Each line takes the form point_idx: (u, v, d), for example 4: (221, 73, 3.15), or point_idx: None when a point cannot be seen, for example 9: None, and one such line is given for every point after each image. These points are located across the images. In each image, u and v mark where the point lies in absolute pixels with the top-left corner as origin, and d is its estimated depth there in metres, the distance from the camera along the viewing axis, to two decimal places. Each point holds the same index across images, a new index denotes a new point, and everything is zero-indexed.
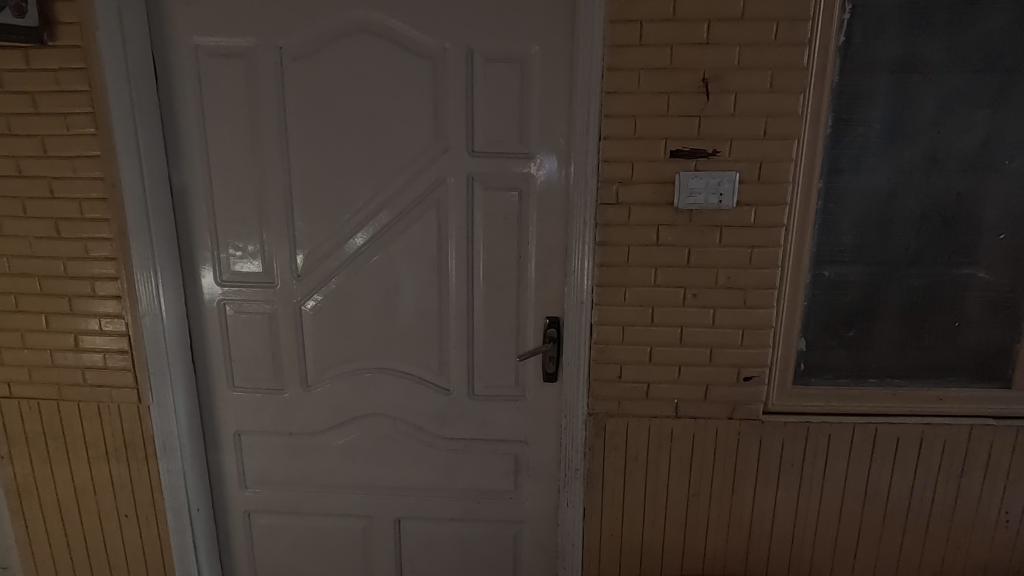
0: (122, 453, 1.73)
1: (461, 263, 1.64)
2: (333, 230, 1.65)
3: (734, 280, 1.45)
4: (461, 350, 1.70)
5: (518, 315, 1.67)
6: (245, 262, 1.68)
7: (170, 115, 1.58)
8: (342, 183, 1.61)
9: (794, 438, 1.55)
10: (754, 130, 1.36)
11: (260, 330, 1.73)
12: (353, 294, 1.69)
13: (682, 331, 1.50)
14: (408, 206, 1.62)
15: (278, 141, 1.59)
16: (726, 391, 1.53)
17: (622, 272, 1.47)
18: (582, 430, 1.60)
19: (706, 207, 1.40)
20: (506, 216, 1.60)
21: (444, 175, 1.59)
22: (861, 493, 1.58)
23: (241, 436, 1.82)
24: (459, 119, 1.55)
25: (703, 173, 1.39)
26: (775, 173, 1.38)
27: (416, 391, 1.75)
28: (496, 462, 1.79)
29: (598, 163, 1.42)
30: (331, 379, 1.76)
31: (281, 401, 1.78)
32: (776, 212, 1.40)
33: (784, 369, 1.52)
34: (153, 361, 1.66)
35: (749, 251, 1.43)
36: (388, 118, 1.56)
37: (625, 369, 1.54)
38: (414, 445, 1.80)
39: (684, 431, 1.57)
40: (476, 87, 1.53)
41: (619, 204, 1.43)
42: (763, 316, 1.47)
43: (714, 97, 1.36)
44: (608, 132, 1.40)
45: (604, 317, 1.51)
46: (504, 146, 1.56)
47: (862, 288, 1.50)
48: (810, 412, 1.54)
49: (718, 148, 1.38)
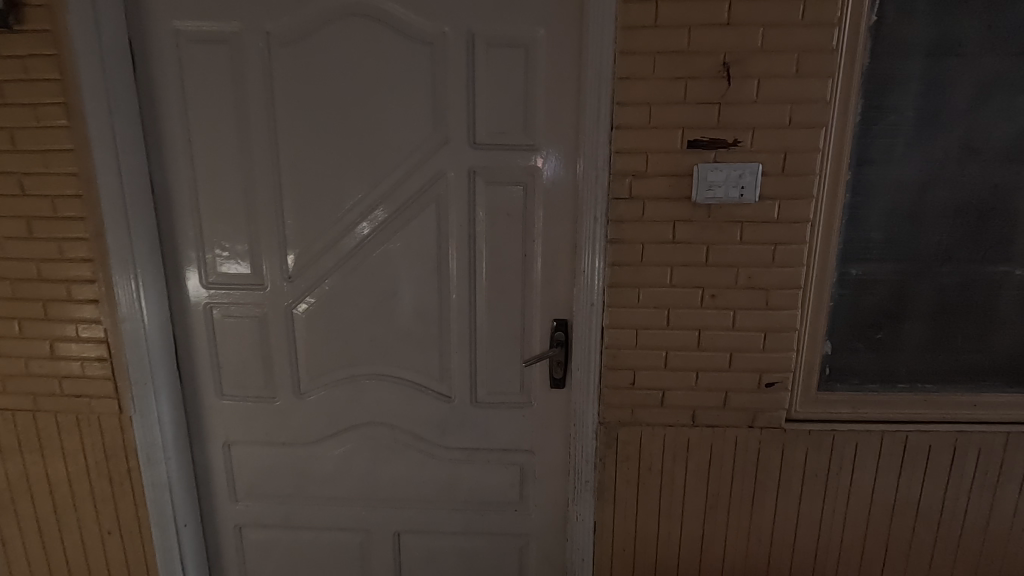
0: (103, 466, 1.63)
1: (462, 263, 1.54)
2: (326, 229, 1.55)
3: (755, 280, 1.36)
4: (463, 355, 1.61)
5: (523, 317, 1.57)
6: (232, 262, 1.58)
7: (150, 106, 1.48)
8: (334, 178, 1.51)
9: (819, 446, 1.46)
10: (779, 118, 1.26)
11: (249, 335, 1.63)
12: (348, 296, 1.59)
13: (699, 334, 1.40)
14: (406, 201, 1.52)
15: (267, 135, 1.49)
16: (746, 397, 1.43)
17: (635, 272, 1.38)
18: (592, 439, 1.50)
19: (726, 201, 1.30)
20: (510, 213, 1.50)
21: (443, 169, 1.49)
22: (889, 505, 1.49)
23: (231, 447, 1.72)
24: (459, 109, 1.44)
25: (723, 164, 1.29)
26: (800, 164, 1.28)
27: (415, 398, 1.65)
28: (500, 472, 1.70)
29: (610, 154, 1.32)
30: (325, 386, 1.66)
31: (273, 410, 1.68)
32: (801, 206, 1.31)
33: (808, 374, 1.42)
34: (135, 369, 1.55)
35: (772, 248, 1.34)
36: (384, 109, 1.46)
37: (638, 375, 1.44)
38: (414, 455, 1.70)
39: (701, 440, 1.47)
40: (477, 74, 1.43)
41: (632, 199, 1.34)
42: (786, 318, 1.37)
43: (735, 82, 1.26)
44: (620, 121, 1.30)
45: (616, 319, 1.41)
46: (508, 138, 1.46)
47: (891, 288, 1.40)
48: (835, 420, 1.45)
49: (739, 137, 1.28)
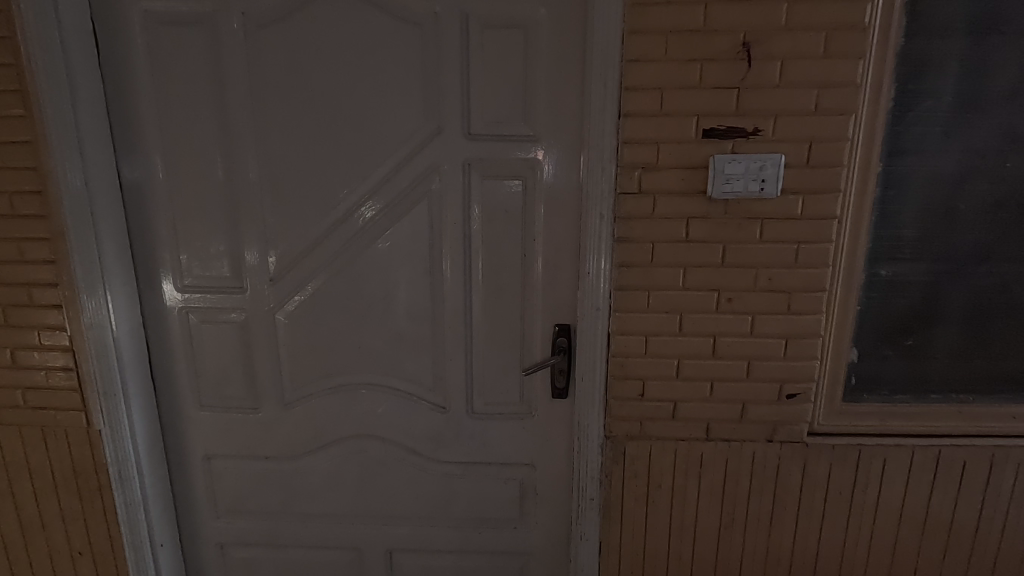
0: (71, 483, 1.52)
1: (457, 264, 1.43)
2: (310, 228, 1.43)
3: (776, 282, 1.24)
4: (458, 363, 1.49)
5: (523, 322, 1.46)
6: (209, 264, 1.47)
7: (116, 95, 1.37)
8: (318, 172, 1.40)
9: (844, 462, 1.34)
10: (803, 104, 1.15)
11: (228, 342, 1.52)
12: (334, 299, 1.48)
13: (715, 342, 1.29)
14: (396, 197, 1.40)
15: (245, 126, 1.38)
16: (765, 410, 1.32)
17: (645, 273, 1.26)
18: (597, 454, 1.39)
19: (744, 195, 1.19)
20: (508, 210, 1.39)
21: (436, 162, 1.37)
22: (918, 524, 1.37)
23: (211, 461, 1.61)
24: (452, 96, 1.33)
25: (742, 155, 1.17)
26: (827, 155, 1.17)
27: (408, 408, 1.54)
28: (499, 487, 1.58)
29: (617, 145, 1.21)
30: (311, 396, 1.55)
31: (255, 421, 1.57)
32: (828, 201, 1.19)
33: (832, 384, 1.31)
34: (102, 380, 1.44)
35: (794, 247, 1.22)
36: (370, 97, 1.35)
37: (647, 385, 1.33)
38: (406, 469, 1.59)
39: (716, 455, 1.36)
40: (472, 57, 1.31)
41: (642, 194, 1.22)
42: (810, 324, 1.26)
43: (756, 64, 1.14)
44: (629, 108, 1.18)
45: (624, 325, 1.30)
46: (506, 128, 1.35)
47: (924, 290, 1.29)
48: (861, 433, 1.34)
49: (760, 126, 1.16)
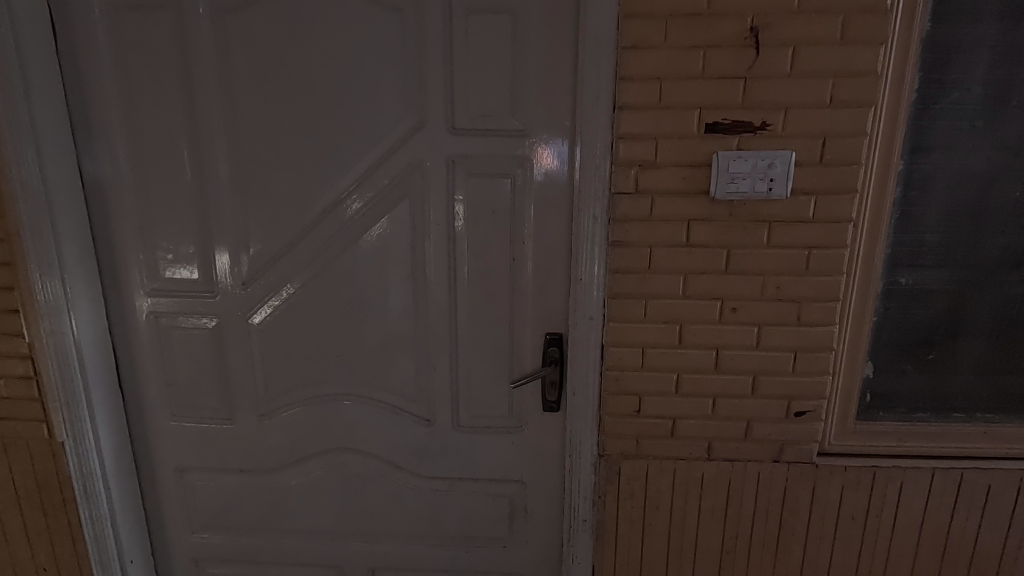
0: (35, 497, 1.44)
1: (442, 268, 1.33)
2: (284, 228, 1.34)
3: (785, 291, 1.14)
4: (443, 373, 1.40)
5: (511, 331, 1.36)
6: (178, 267, 1.38)
7: (76, 88, 1.29)
8: (292, 169, 1.30)
9: (857, 485, 1.24)
10: (817, 96, 1.04)
11: (199, 349, 1.43)
12: (310, 305, 1.38)
13: (717, 355, 1.18)
14: (375, 196, 1.31)
15: (213, 119, 1.29)
16: (772, 428, 1.22)
17: (642, 281, 1.16)
18: (590, 473, 1.30)
19: (751, 196, 1.08)
20: (495, 211, 1.29)
21: (418, 158, 1.28)
22: (937, 552, 1.27)
23: (183, 474, 1.53)
24: (434, 87, 1.23)
25: (749, 152, 1.07)
26: (842, 152, 1.06)
27: (390, 420, 1.45)
28: (487, 505, 1.49)
29: (612, 140, 1.10)
30: (288, 407, 1.46)
31: (229, 433, 1.49)
32: (842, 202, 1.08)
33: (845, 401, 1.21)
34: (63, 389, 1.36)
35: (805, 253, 1.12)
36: (347, 87, 1.25)
37: (645, 401, 1.23)
38: (389, 484, 1.50)
39: (718, 476, 1.26)
40: (456, 46, 1.21)
41: (639, 194, 1.12)
42: (822, 336, 1.16)
43: (765, 51, 1.03)
44: (625, 100, 1.08)
45: (619, 336, 1.20)
46: (493, 122, 1.25)
47: (948, 300, 1.18)
48: (876, 454, 1.23)
49: (769, 120, 1.06)
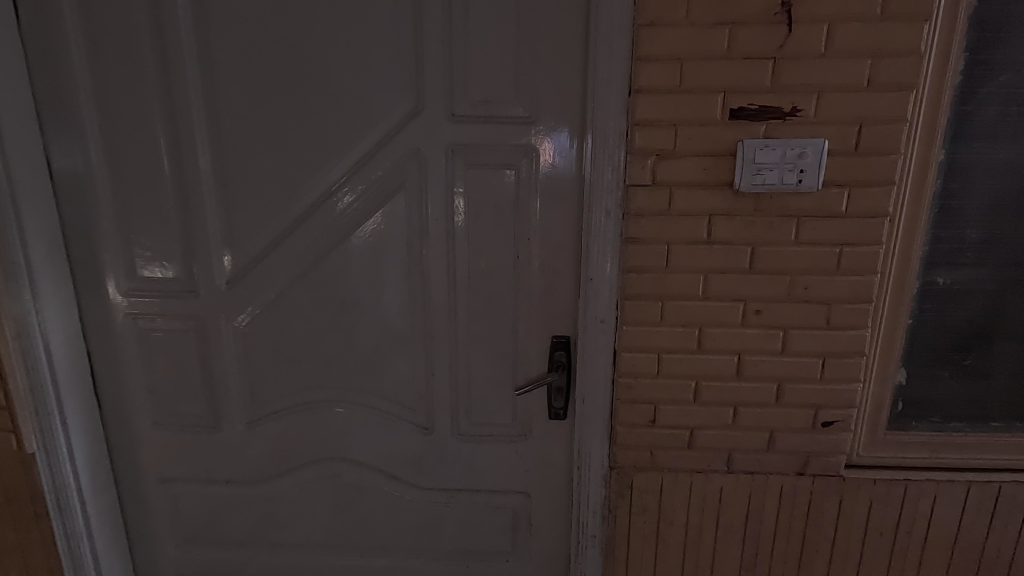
0: (5, 511, 1.35)
1: (440, 267, 1.24)
2: (270, 223, 1.24)
3: (813, 292, 1.05)
4: (442, 379, 1.31)
5: (516, 333, 1.27)
6: (155, 265, 1.29)
7: (42, 70, 1.18)
8: (278, 159, 1.21)
9: (886, 499, 1.16)
10: (854, 77, 0.95)
11: (180, 353, 1.34)
12: (299, 306, 1.29)
13: (739, 361, 1.10)
14: (368, 189, 1.21)
15: (192, 106, 1.19)
16: (797, 439, 1.13)
17: (659, 281, 1.07)
18: (600, 486, 1.21)
19: (778, 188, 0.99)
20: (498, 204, 1.20)
21: (414, 148, 1.18)
22: (970, 569, 1.19)
23: (165, 484, 1.44)
24: (431, 70, 1.13)
25: (777, 140, 0.98)
26: (879, 141, 0.97)
27: (385, 428, 1.36)
28: (488, 517, 1.40)
29: (626, 127, 1.01)
30: (276, 414, 1.37)
31: (213, 441, 1.40)
32: (878, 195, 0.99)
33: (875, 410, 1.13)
34: (32, 396, 1.26)
35: (836, 250, 1.03)
36: (337, 70, 1.15)
37: (660, 410, 1.14)
38: (384, 495, 1.41)
39: (738, 490, 1.17)
40: (456, 24, 1.11)
41: (656, 186, 1.03)
42: (853, 341, 1.07)
43: (797, 29, 0.94)
44: (642, 83, 0.98)
45: (633, 340, 1.11)
46: (496, 108, 1.15)
47: (988, 301, 1.09)
48: (906, 466, 1.15)
49: (800, 105, 0.96)
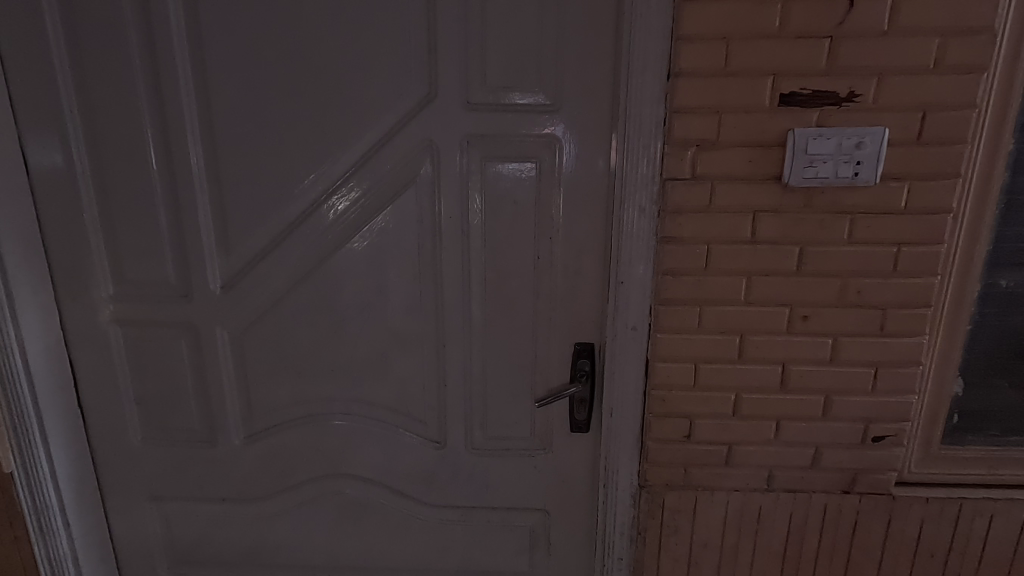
0: None
1: (454, 269, 1.14)
2: (268, 222, 1.14)
3: (867, 296, 0.96)
4: (456, 390, 1.22)
5: (536, 340, 1.18)
6: (142, 268, 1.18)
7: (17, 55, 1.08)
8: (277, 153, 1.10)
9: (939, 519, 1.07)
10: (918, 59, 0.85)
11: (172, 363, 1.24)
12: (300, 312, 1.19)
13: (784, 371, 1.01)
14: (375, 184, 1.11)
15: (182, 93, 1.08)
16: (845, 455, 1.04)
17: (697, 284, 0.97)
18: (628, 505, 1.12)
19: (832, 183, 0.90)
20: (517, 201, 1.10)
21: (426, 139, 1.08)
22: None
23: (155, 503, 1.34)
24: (446, 54, 1.03)
25: (831, 129, 0.88)
26: (945, 130, 0.87)
27: (393, 443, 1.26)
28: (504, 536, 1.31)
29: (664, 115, 0.92)
30: (276, 428, 1.27)
31: (207, 457, 1.30)
32: (942, 190, 0.90)
33: (928, 423, 1.04)
34: (9, 411, 1.16)
35: (893, 250, 0.93)
36: (342, 54, 1.05)
37: (695, 424, 1.05)
38: (392, 513, 1.32)
39: (778, 510, 1.08)
40: (473, 3, 1.01)
41: (695, 180, 0.93)
42: (909, 349, 0.98)
43: (857, 4, 0.84)
44: (683, 66, 0.89)
45: (667, 349, 1.01)
46: (516, 95, 1.05)
47: None
48: (959, 482, 1.07)
49: (858, 90, 0.87)
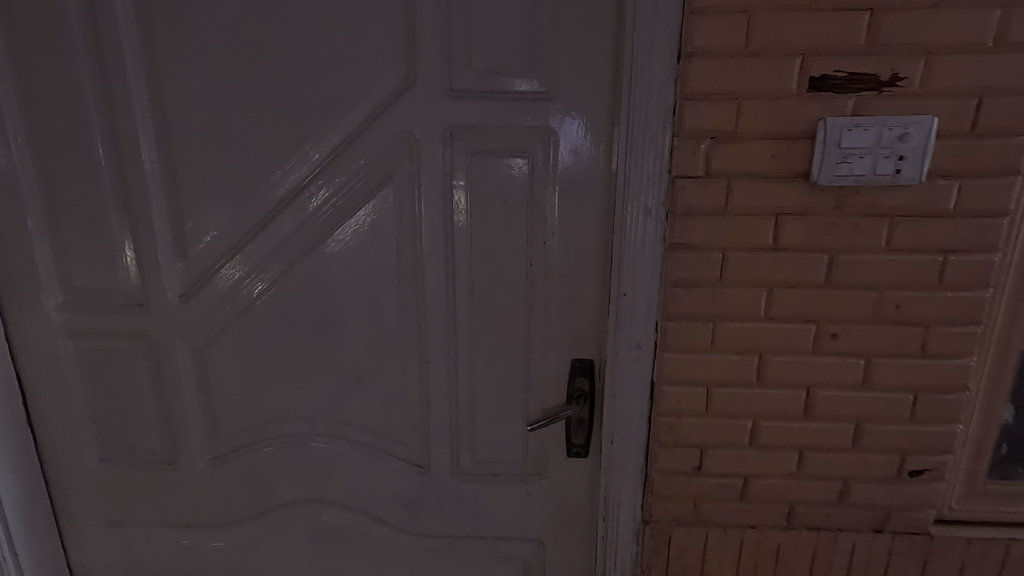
0: None
1: (437, 276, 1.02)
2: (230, 224, 1.02)
3: (906, 312, 0.83)
4: (441, 409, 1.10)
5: (529, 355, 1.06)
6: (93, 275, 1.07)
7: None
8: (238, 146, 0.98)
9: (982, 562, 0.94)
10: (974, 35, 0.73)
11: (129, 379, 1.12)
12: (268, 323, 1.07)
13: (808, 396, 0.88)
14: (347, 181, 0.99)
15: (131, 80, 0.97)
16: (877, 490, 0.92)
17: (711, 297, 0.85)
18: (630, 542, 1.00)
19: (869, 181, 0.77)
20: (508, 201, 0.98)
21: (404, 131, 0.96)
22: None
23: (115, 529, 1.23)
24: (425, 34, 0.91)
25: (869, 119, 0.75)
26: (1003, 119, 0.75)
27: (372, 466, 1.15)
28: (494, 568, 1.19)
29: (674, 102, 0.79)
30: (244, 449, 1.16)
31: (170, 480, 1.18)
32: (998, 190, 0.77)
33: (973, 455, 0.91)
34: None
35: (938, 259, 0.81)
36: (309, 34, 0.93)
37: (707, 453, 0.93)
38: (372, 542, 1.20)
39: (800, 550, 0.96)
40: None
41: (710, 178, 0.81)
42: (954, 372, 0.85)
43: None
44: (697, 45, 0.76)
45: (676, 371, 0.89)
46: (506, 81, 0.93)
47: None
48: (1007, 520, 0.94)
49: (902, 73, 0.74)
